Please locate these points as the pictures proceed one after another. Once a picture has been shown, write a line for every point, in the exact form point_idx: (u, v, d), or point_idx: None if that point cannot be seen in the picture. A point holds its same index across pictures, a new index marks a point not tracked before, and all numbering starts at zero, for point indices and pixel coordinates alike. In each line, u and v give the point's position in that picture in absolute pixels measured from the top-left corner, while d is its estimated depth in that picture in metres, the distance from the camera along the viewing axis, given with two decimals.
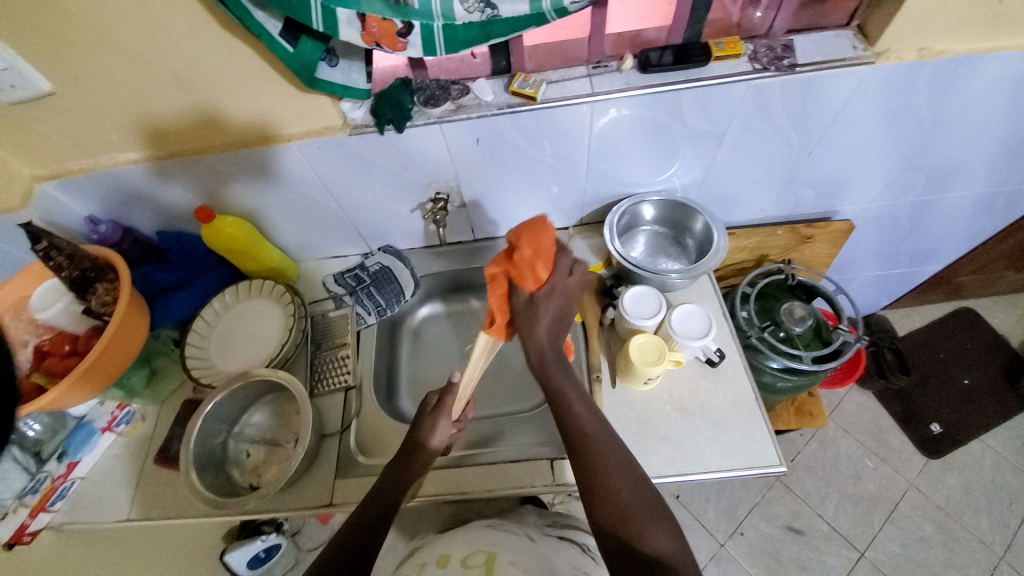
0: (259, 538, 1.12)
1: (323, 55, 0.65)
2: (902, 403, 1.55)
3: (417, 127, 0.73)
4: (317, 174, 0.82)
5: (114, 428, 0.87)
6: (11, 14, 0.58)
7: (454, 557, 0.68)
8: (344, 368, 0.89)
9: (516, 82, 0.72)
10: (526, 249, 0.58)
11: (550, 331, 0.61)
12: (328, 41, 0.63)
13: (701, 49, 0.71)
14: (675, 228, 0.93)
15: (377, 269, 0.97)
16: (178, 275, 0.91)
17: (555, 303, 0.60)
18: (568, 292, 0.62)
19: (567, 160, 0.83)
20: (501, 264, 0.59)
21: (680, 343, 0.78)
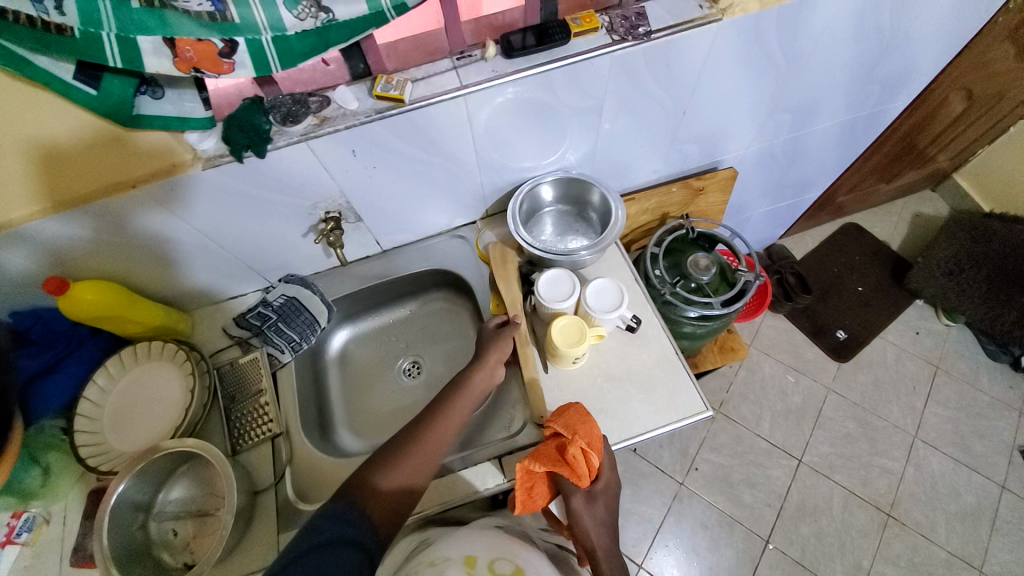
0: None
1: (140, 88, 0.59)
2: (811, 319, 1.71)
3: (280, 149, 0.66)
4: (182, 217, 0.73)
5: (15, 539, 0.76)
6: None
7: (481, 559, 0.67)
8: (266, 416, 0.83)
9: (379, 85, 0.67)
10: (581, 442, 0.69)
11: (607, 533, 0.74)
12: (138, 73, 0.59)
13: (561, 26, 0.70)
14: (577, 206, 0.94)
15: (282, 302, 0.90)
16: (46, 358, 0.79)
17: (599, 496, 0.74)
18: (605, 487, 0.74)
19: (455, 157, 0.80)
20: (549, 462, 0.69)
21: (598, 318, 0.79)
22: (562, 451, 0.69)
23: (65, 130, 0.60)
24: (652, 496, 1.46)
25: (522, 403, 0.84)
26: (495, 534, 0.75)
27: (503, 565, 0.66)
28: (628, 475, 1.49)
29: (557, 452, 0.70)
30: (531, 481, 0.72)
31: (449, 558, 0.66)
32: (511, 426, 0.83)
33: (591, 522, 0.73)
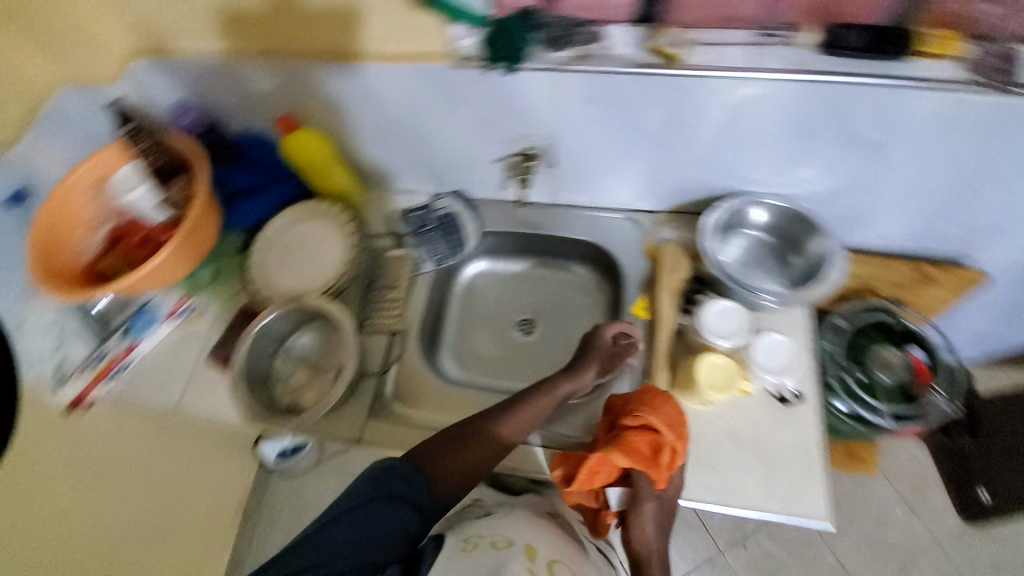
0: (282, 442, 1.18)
1: None
2: (957, 464, 1.43)
3: (528, 70, 0.63)
4: (406, 100, 0.75)
5: (175, 318, 0.90)
6: None
7: (539, 551, 0.61)
8: (393, 311, 0.86)
9: (662, 38, 0.61)
10: (670, 435, 0.63)
11: (660, 538, 0.64)
12: None
13: (903, 36, 0.58)
14: (785, 242, 0.81)
15: (444, 215, 0.92)
16: (253, 180, 0.89)
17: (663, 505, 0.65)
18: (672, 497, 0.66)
19: (685, 140, 0.72)
20: (636, 457, 0.62)
21: (755, 374, 0.70)
22: (651, 444, 0.63)
23: None
24: (685, 547, 1.38)
25: None
26: (552, 527, 0.68)
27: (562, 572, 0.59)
28: None
29: (646, 444, 0.63)
30: (600, 465, 0.64)
31: (512, 543, 0.61)
32: None
33: (651, 528, 0.64)
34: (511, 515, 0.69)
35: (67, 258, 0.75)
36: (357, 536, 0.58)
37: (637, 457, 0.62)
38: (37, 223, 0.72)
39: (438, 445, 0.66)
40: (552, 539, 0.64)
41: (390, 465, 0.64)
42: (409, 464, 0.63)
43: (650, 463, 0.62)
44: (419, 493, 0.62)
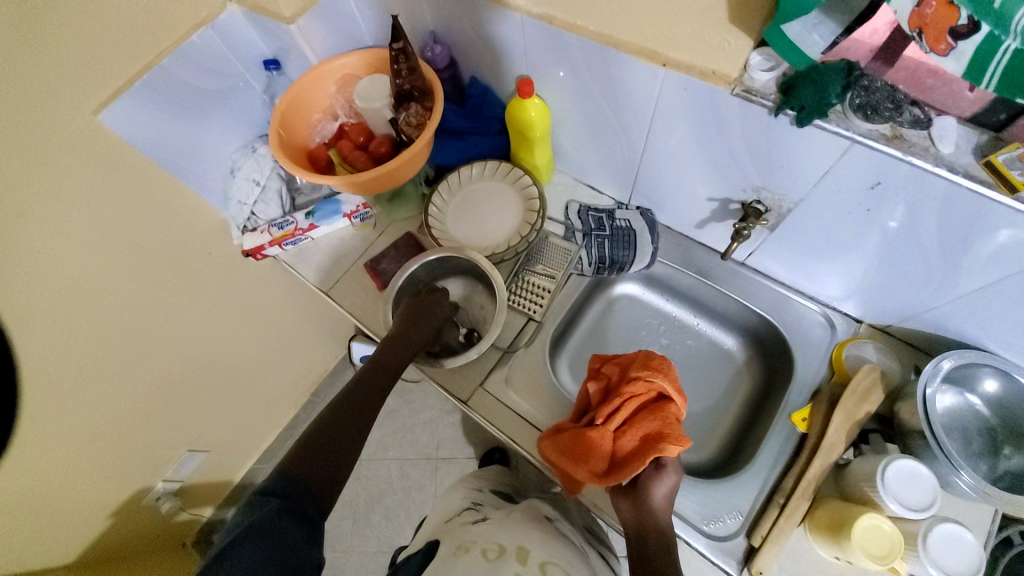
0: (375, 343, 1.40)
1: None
2: None
3: (821, 130, 0.55)
4: (655, 109, 0.69)
5: (352, 219, 0.95)
6: None
7: (528, 553, 0.60)
8: (539, 299, 0.85)
9: (1006, 152, 0.49)
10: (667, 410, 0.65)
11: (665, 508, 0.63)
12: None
13: None
14: (1005, 427, 0.66)
15: (622, 227, 0.88)
16: (463, 124, 0.91)
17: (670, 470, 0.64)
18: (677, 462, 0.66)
19: (956, 268, 0.60)
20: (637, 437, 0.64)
21: (914, 559, 0.59)
22: (650, 418, 0.65)
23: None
24: None
25: (745, 520, 0.69)
26: (542, 530, 0.67)
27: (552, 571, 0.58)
28: None
29: (648, 420, 0.65)
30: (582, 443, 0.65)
31: (503, 552, 0.60)
32: (711, 522, 0.69)
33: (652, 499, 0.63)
34: (504, 521, 0.68)
35: (295, 132, 0.82)
36: (267, 556, 0.51)
37: (639, 429, 0.65)
38: (289, 96, 0.78)
39: (342, 426, 0.66)
40: (542, 541, 0.63)
41: (271, 486, 0.57)
42: (290, 480, 0.58)
43: (664, 417, 0.64)
44: (312, 504, 0.58)
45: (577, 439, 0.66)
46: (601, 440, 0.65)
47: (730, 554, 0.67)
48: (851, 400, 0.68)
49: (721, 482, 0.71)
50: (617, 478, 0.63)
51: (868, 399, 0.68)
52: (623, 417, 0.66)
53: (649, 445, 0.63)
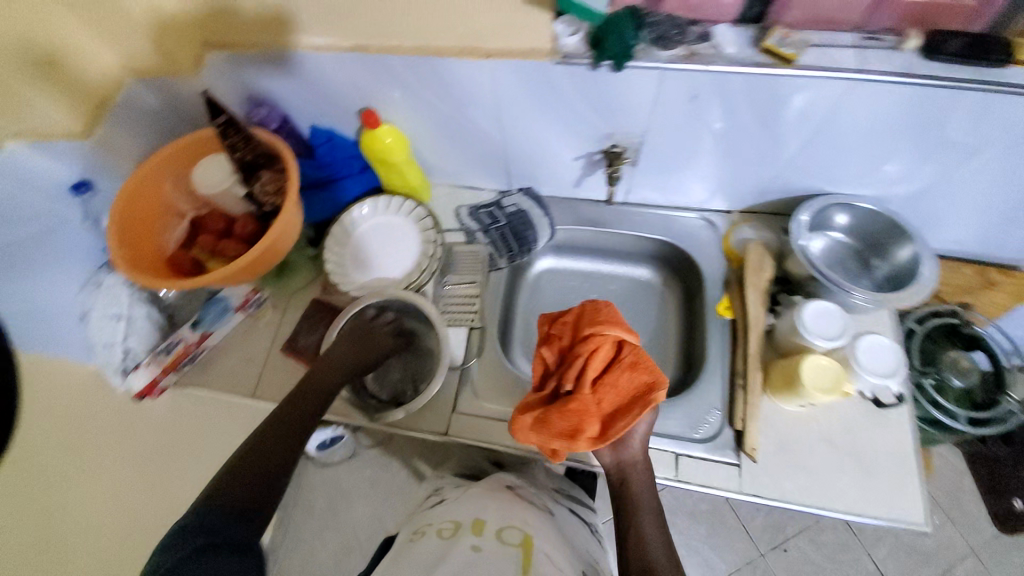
0: (329, 428, 1.21)
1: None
2: (993, 470, 1.43)
3: (637, 68, 0.63)
4: (497, 97, 0.74)
5: (246, 310, 0.88)
6: None
7: (488, 524, 0.61)
8: (472, 306, 0.87)
9: (773, 38, 0.62)
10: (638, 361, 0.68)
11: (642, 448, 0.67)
12: None
13: (1006, 46, 0.59)
14: (866, 246, 0.81)
15: (514, 212, 0.93)
16: (324, 174, 0.89)
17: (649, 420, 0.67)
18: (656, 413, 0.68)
19: (778, 139, 0.72)
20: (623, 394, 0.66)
21: (856, 375, 0.70)
22: (625, 369, 0.67)
23: None
24: (724, 550, 1.38)
25: (722, 413, 0.76)
26: (505, 497, 0.68)
27: (511, 535, 0.59)
28: (708, 516, 1.42)
29: (624, 371, 0.67)
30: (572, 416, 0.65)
31: (458, 528, 0.60)
32: (698, 428, 0.75)
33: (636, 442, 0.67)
34: (465, 499, 0.68)
35: (143, 246, 0.73)
36: None
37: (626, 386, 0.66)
38: (122, 211, 0.70)
39: (269, 452, 0.60)
40: (500, 510, 0.64)
41: (190, 516, 0.50)
42: (210, 507, 0.51)
43: (641, 368, 0.67)
44: (242, 530, 0.51)
45: (563, 412, 0.65)
46: (584, 405, 0.65)
47: (723, 446, 0.74)
48: (751, 275, 0.80)
49: (689, 391, 0.78)
50: (610, 436, 0.64)
51: (762, 270, 0.80)
52: (594, 376, 0.68)
53: (636, 398, 0.65)
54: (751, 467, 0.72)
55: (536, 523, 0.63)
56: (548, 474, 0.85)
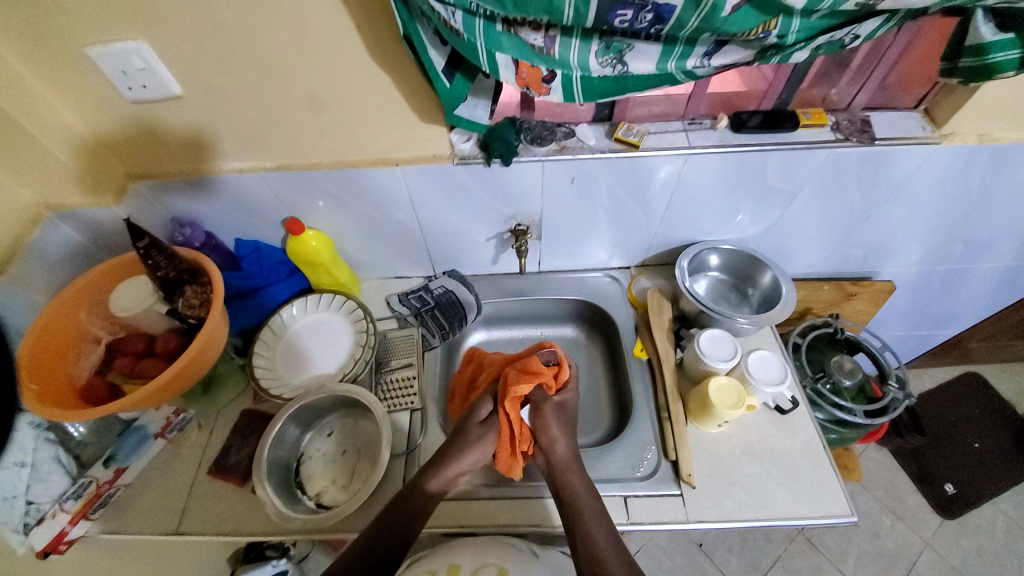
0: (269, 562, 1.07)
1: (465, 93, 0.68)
2: (917, 462, 1.58)
3: (522, 162, 0.77)
4: (410, 196, 0.84)
5: (167, 434, 0.83)
6: (140, 15, 0.59)
7: (462, 567, 0.68)
8: (410, 389, 0.88)
9: (621, 130, 0.78)
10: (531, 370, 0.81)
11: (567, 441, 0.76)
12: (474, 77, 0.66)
13: (791, 117, 0.77)
14: (738, 279, 0.97)
15: (441, 293, 1.00)
16: (249, 283, 0.90)
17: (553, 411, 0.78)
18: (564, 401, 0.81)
19: (649, 204, 0.88)
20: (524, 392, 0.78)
21: (755, 389, 0.80)
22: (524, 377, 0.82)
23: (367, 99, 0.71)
24: None
25: (657, 447, 0.81)
26: (483, 545, 0.72)
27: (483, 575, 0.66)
28: (687, 569, 1.40)
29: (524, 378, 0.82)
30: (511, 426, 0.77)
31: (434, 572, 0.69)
32: (640, 467, 0.79)
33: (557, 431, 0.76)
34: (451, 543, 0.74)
35: (50, 378, 0.69)
36: None
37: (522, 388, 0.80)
38: (28, 344, 0.67)
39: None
40: (473, 553, 0.70)
41: None
42: None
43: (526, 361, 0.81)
44: None
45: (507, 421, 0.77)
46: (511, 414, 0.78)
47: (665, 480, 0.78)
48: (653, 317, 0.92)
49: (626, 433, 0.83)
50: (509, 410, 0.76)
51: (660, 311, 0.93)
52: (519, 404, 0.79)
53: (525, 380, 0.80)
54: (694, 493, 0.77)
55: (509, 559, 0.69)
56: (535, 541, 0.82)
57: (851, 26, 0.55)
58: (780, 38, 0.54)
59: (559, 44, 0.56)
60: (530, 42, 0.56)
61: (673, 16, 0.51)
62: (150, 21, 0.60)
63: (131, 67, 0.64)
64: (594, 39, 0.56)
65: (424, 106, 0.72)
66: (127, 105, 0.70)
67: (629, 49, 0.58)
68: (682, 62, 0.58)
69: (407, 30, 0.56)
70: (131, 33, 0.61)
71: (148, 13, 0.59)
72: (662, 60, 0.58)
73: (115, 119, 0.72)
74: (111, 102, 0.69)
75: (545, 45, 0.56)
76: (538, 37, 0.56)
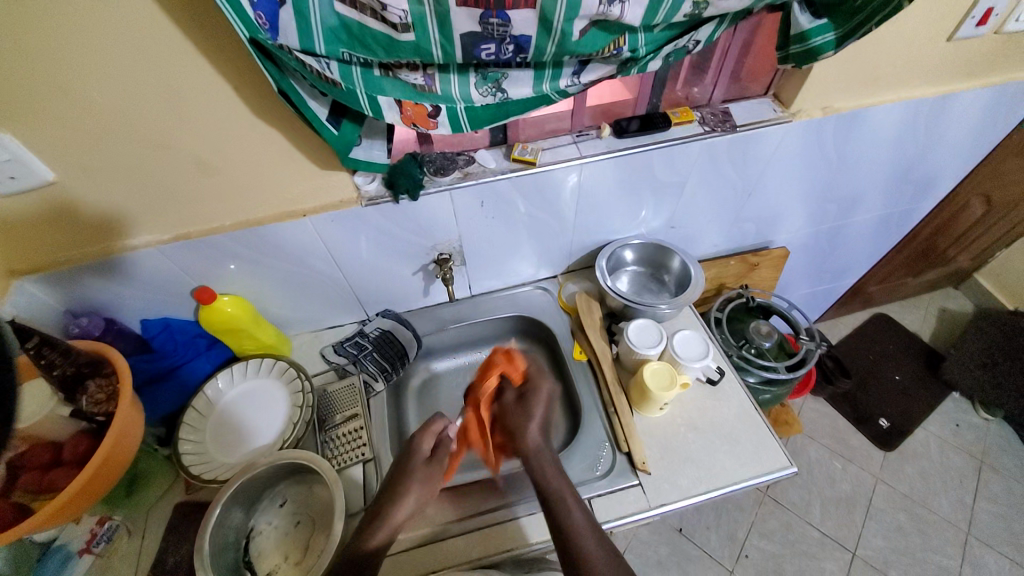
0: None
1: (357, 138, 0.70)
2: (851, 404, 1.73)
3: (429, 194, 0.80)
4: (326, 244, 0.84)
5: (94, 548, 0.74)
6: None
7: None
8: (359, 440, 0.85)
9: (516, 151, 0.83)
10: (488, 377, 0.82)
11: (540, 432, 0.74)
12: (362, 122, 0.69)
13: (663, 117, 0.87)
14: (655, 268, 1.05)
15: (377, 334, 0.98)
16: (165, 365, 0.84)
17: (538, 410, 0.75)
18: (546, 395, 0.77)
19: (560, 214, 0.93)
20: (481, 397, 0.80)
21: (684, 368, 0.85)
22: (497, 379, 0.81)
23: (261, 154, 0.71)
24: None
25: (611, 442, 0.84)
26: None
27: None
28: (674, 558, 1.42)
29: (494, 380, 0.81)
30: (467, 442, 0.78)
31: None
32: (597, 466, 0.81)
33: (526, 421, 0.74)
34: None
35: None
36: None
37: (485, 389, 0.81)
38: None
39: None
40: None
41: None
42: None
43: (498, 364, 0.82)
44: None
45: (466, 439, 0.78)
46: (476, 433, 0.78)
47: (623, 472, 0.81)
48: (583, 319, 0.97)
49: (580, 436, 0.85)
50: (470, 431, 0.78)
51: (588, 311, 0.98)
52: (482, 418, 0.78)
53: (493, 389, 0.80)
54: (652, 479, 0.80)
55: None
56: (513, 567, 0.81)
57: (690, 34, 0.63)
58: (632, 53, 0.61)
59: (439, 81, 0.60)
60: (409, 81, 0.59)
61: (532, 45, 0.56)
62: (4, 109, 0.57)
63: None
64: (470, 72, 0.61)
65: (322, 156, 0.73)
66: None
67: (504, 78, 0.62)
68: (556, 82, 0.64)
69: (281, 86, 0.57)
70: None
71: (0, 101, 0.56)
72: (536, 83, 0.64)
73: None
74: None
75: (425, 83, 0.60)
76: (417, 76, 0.59)
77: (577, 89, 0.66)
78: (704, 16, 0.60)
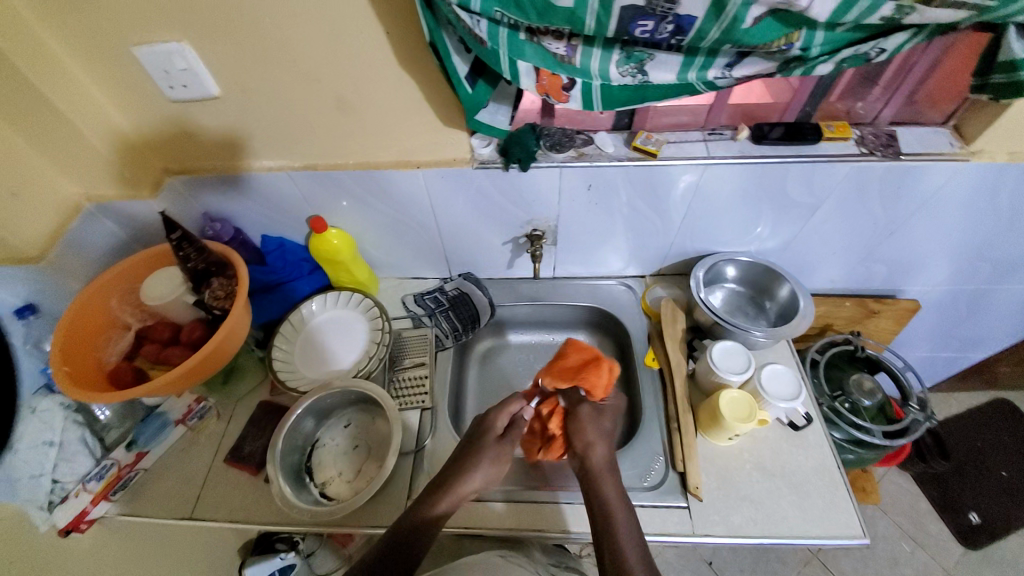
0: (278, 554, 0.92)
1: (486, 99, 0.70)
2: (940, 489, 1.52)
3: (539, 167, 0.78)
4: (429, 198, 0.86)
5: (188, 421, 0.86)
6: (182, 18, 0.63)
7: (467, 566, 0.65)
8: (423, 388, 0.89)
9: (639, 139, 0.79)
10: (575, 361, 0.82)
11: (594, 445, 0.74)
12: (495, 84, 0.69)
13: (814, 128, 0.77)
14: (755, 290, 0.97)
15: (456, 294, 1.01)
16: (273, 278, 0.93)
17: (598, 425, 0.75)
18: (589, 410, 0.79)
19: (666, 214, 0.88)
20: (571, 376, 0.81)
21: (768, 403, 0.79)
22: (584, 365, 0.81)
23: (392, 101, 0.73)
24: None
25: (666, 457, 0.81)
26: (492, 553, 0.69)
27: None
28: None
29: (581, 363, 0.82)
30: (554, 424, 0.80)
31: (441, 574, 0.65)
32: (646, 477, 0.79)
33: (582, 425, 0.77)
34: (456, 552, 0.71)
35: (82, 359, 0.72)
36: None
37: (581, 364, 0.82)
38: (66, 329, 0.71)
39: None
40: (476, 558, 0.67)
41: None
42: None
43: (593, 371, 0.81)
44: None
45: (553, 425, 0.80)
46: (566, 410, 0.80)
47: (672, 491, 0.77)
48: (666, 326, 0.92)
49: (636, 441, 0.83)
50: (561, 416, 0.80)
51: (675, 320, 0.93)
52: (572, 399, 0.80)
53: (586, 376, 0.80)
54: (701, 507, 0.76)
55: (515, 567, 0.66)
56: (539, 548, 0.82)
57: (879, 39, 0.54)
58: (803, 51, 0.54)
59: (580, 53, 0.58)
60: (552, 50, 0.58)
61: (693, 27, 0.51)
62: (191, 23, 0.63)
63: (173, 68, 0.67)
64: (615, 49, 0.57)
65: (447, 113, 0.74)
66: (165, 103, 0.74)
67: (649, 60, 0.58)
68: (704, 72, 0.58)
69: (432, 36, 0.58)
70: (173, 35, 0.65)
71: (189, 15, 0.62)
72: (683, 70, 0.59)
73: (154, 116, 0.76)
74: (150, 98, 0.73)
75: (566, 54, 0.58)
76: (560, 45, 0.57)
77: (726, 84, 0.60)
78: (903, 21, 0.51)
